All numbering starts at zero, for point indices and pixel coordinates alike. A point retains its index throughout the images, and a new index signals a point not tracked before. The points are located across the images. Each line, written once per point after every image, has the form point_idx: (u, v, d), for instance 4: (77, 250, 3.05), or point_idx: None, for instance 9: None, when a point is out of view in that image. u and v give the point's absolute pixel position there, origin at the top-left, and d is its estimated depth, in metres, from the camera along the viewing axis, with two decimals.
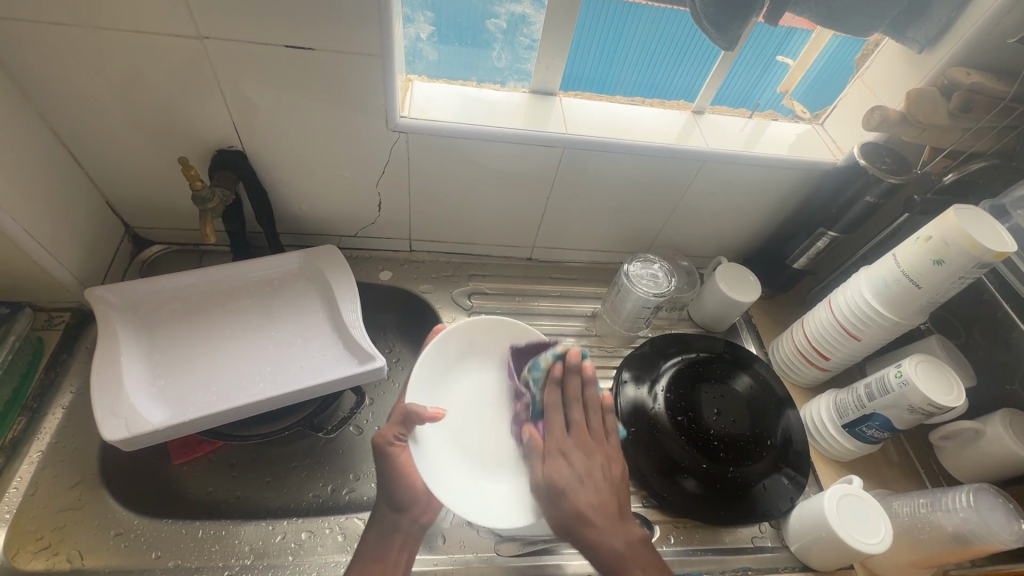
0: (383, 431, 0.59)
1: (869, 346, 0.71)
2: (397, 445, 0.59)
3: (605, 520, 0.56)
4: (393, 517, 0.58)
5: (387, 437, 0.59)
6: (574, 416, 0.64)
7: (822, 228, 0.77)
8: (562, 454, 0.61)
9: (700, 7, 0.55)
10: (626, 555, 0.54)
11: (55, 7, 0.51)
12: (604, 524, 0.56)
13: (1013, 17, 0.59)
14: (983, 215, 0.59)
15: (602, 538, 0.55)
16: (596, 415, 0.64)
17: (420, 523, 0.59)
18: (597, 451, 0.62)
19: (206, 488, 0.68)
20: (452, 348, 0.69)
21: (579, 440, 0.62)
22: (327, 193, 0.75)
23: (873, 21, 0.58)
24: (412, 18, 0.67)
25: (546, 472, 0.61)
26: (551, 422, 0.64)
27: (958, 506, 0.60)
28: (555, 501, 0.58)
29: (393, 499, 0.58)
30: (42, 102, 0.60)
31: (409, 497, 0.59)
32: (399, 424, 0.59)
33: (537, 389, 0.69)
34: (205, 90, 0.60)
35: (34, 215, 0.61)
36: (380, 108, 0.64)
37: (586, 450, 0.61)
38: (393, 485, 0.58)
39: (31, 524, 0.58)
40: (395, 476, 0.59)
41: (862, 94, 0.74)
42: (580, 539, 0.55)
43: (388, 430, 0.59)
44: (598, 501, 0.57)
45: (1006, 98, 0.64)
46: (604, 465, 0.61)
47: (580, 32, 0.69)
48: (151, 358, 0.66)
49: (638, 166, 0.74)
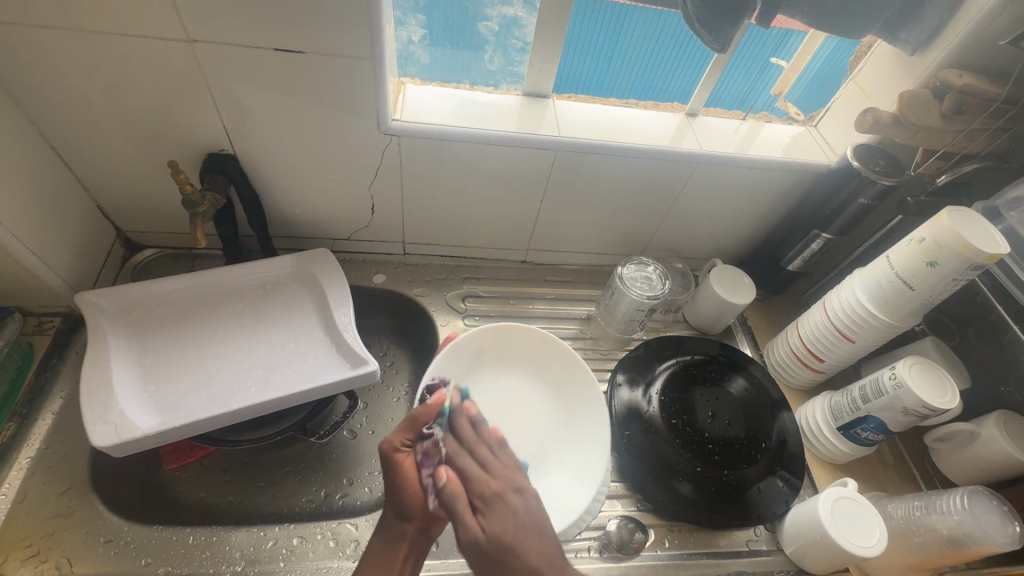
0: (391, 438, 0.55)
1: (863, 348, 0.71)
2: (403, 453, 0.55)
3: (519, 506, 0.52)
4: None
5: (395, 444, 0.55)
6: (475, 447, 0.58)
7: (816, 230, 0.77)
8: (477, 434, 0.59)
9: (691, 9, 0.55)
10: (540, 525, 0.50)
11: (44, 12, 0.51)
12: (516, 503, 0.52)
13: (1004, 19, 0.59)
14: (976, 217, 0.59)
15: (510, 514, 0.51)
16: (505, 447, 0.59)
17: (428, 536, 0.55)
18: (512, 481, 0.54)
19: (198, 494, 0.67)
20: (467, 355, 0.72)
21: (478, 438, 0.58)
22: (320, 197, 0.74)
23: (864, 23, 0.58)
24: (404, 21, 0.66)
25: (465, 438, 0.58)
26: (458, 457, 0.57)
27: (954, 508, 0.60)
28: (469, 470, 0.55)
29: None
30: (32, 106, 0.60)
31: (418, 505, 0.54)
32: (406, 430, 0.56)
33: (560, 392, 0.73)
34: (195, 94, 0.60)
35: (24, 220, 0.61)
36: (371, 110, 0.63)
37: (488, 458, 0.57)
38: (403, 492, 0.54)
39: (20, 531, 0.58)
40: (403, 483, 0.54)
41: (855, 95, 0.74)
42: (484, 518, 0.50)
43: (396, 436, 0.55)
44: (511, 482, 0.54)
45: (998, 100, 0.63)
46: (506, 468, 0.56)
47: (572, 34, 0.69)
48: (142, 363, 0.66)
49: (631, 168, 0.73)
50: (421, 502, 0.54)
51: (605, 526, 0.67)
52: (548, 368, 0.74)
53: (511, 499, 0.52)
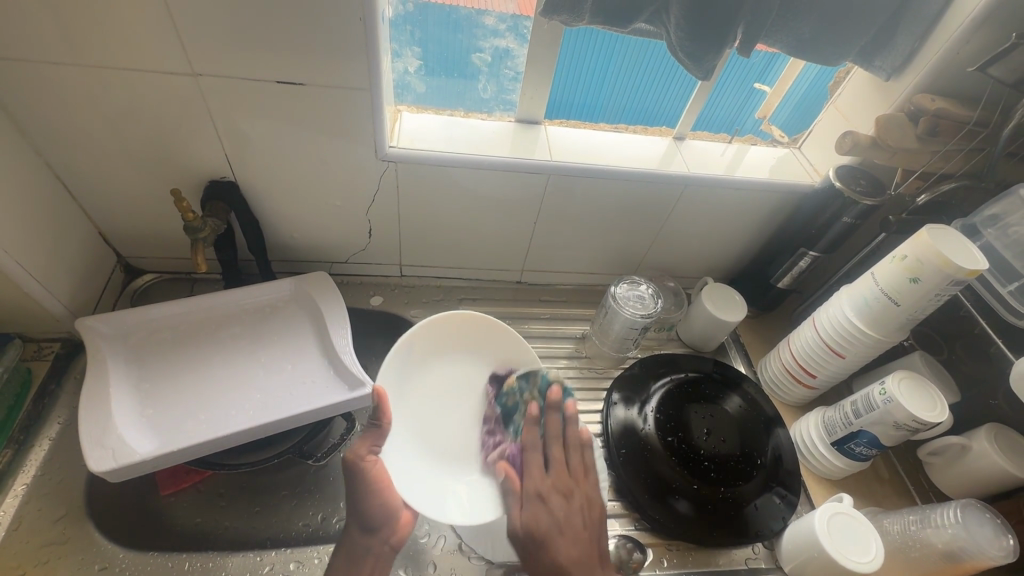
0: (356, 447, 0.57)
1: (852, 363, 0.72)
2: (370, 459, 0.57)
3: (558, 509, 0.57)
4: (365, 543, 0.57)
5: (361, 453, 0.56)
6: (552, 454, 0.61)
7: (803, 249, 0.79)
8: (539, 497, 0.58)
9: (675, 39, 0.58)
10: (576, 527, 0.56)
11: (53, 49, 0.54)
12: (562, 550, 0.55)
13: (971, 47, 0.62)
14: (956, 235, 0.61)
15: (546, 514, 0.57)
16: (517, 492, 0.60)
17: (391, 545, 0.58)
18: (575, 491, 0.59)
19: (194, 519, 0.65)
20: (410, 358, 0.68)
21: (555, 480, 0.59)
22: (318, 222, 0.76)
23: (840, 52, 0.61)
24: (400, 53, 0.69)
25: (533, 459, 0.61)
26: (527, 462, 0.61)
27: (946, 522, 0.60)
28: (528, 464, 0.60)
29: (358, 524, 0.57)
30: (38, 137, 0.61)
31: (379, 517, 0.58)
32: (374, 439, 0.57)
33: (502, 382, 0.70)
34: (198, 124, 0.62)
35: (27, 249, 0.62)
36: (368, 138, 0.65)
37: (562, 490, 0.59)
38: (363, 499, 0.57)
39: (13, 560, 0.57)
40: (368, 493, 0.57)
41: (836, 119, 0.77)
42: (523, 513, 0.57)
43: (362, 444, 0.57)
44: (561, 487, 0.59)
45: (969, 123, 0.66)
46: (583, 511, 0.58)
47: (563, 65, 0.72)
48: (139, 388, 0.66)
49: (621, 190, 0.75)
50: (386, 513, 0.58)
51: None
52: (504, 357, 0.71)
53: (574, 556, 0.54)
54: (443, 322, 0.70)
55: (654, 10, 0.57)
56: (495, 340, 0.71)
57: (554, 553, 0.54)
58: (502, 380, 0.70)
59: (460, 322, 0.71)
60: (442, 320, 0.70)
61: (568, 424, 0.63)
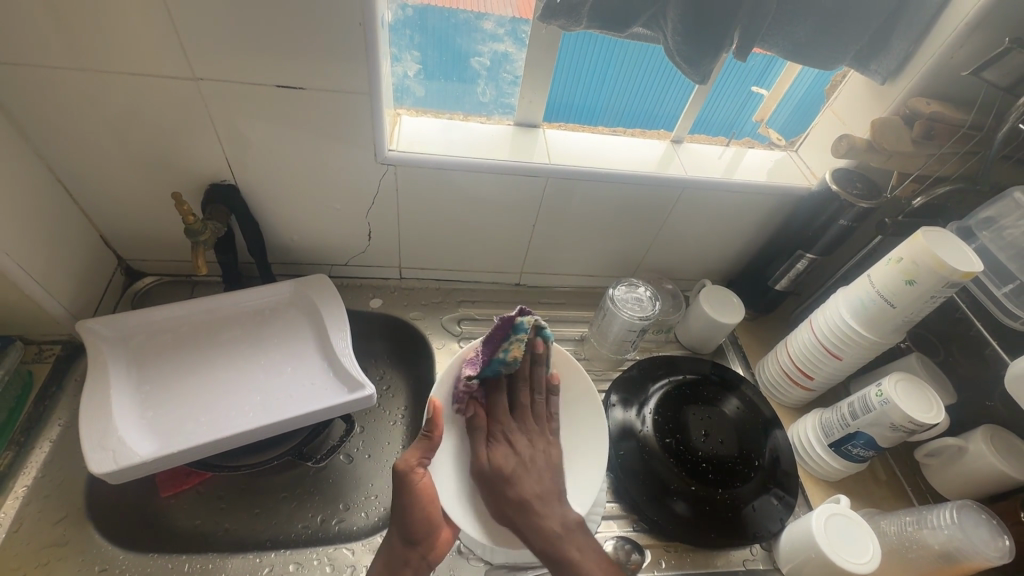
0: (406, 457, 0.57)
1: (849, 365, 0.72)
2: (417, 472, 0.57)
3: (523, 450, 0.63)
4: (404, 551, 0.56)
5: (411, 464, 0.57)
6: (519, 398, 0.67)
7: (801, 251, 0.79)
8: (506, 441, 0.64)
9: (672, 44, 0.58)
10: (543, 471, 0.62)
11: (56, 53, 0.54)
12: (510, 498, 0.59)
13: (965, 51, 0.62)
14: (951, 237, 0.61)
15: (522, 472, 0.61)
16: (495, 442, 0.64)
17: (427, 561, 0.57)
18: (540, 435, 0.65)
19: (192, 521, 0.67)
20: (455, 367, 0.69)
21: (522, 423, 0.66)
22: (318, 224, 0.77)
23: (836, 56, 0.61)
24: (400, 57, 0.70)
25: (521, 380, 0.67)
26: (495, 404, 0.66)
27: (943, 523, 0.60)
28: (504, 435, 0.64)
29: (400, 536, 0.57)
30: (39, 140, 0.62)
31: (421, 529, 0.57)
32: (422, 450, 0.57)
33: None
34: (199, 128, 0.63)
35: (29, 251, 0.62)
36: (367, 141, 0.66)
37: (527, 434, 0.65)
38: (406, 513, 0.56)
39: (13, 561, 0.58)
40: (411, 504, 0.56)
41: (833, 122, 0.77)
42: (489, 452, 0.63)
43: (412, 455, 0.57)
44: (528, 428, 0.65)
45: (964, 126, 0.67)
46: (546, 454, 0.64)
47: (563, 69, 0.72)
48: (139, 390, 0.66)
49: (619, 192, 0.76)
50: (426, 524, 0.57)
51: (601, 547, 0.67)
52: (562, 380, 0.73)
53: (551, 507, 0.59)
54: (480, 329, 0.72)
55: (650, 15, 0.58)
56: (547, 357, 0.74)
57: (518, 487, 0.60)
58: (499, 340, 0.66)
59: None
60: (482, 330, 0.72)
61: (535, 364, 0.68)
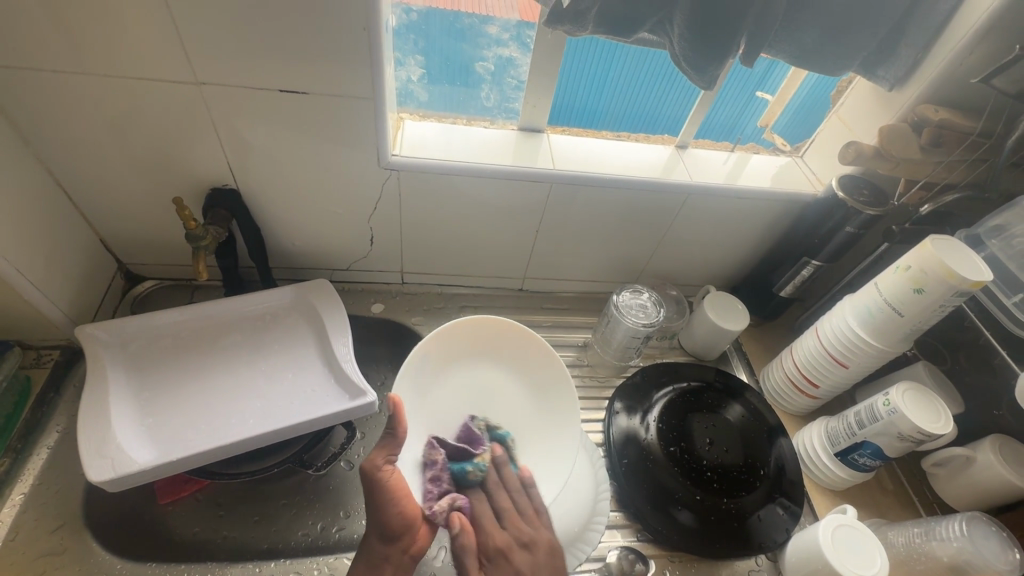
0: (372, 457, 0.55)
1: (855, 373, 0.72)
2: (387, 469, 0.55)
3: (522, 529, 0.59)
4: (382, 548, 0.55)
5: (376, 463, 0.54)
6: (501, 503, 0.60)
7: (806, 258, 0.79)
8: (503, 556, 0.57)
9: (679, 50, 0.58)
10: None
11: (56, 57, 0.53)
12: (521, 561, 0.57)
13: (974, 58, 0.62)
14: (959, 246, 0.61)
15: (511, 571, 0.55)
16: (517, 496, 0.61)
17: (410, 556, 0.56)
18: (536, 539, 0.58)
19: (192, 529, 0.65)
20: (431, 364, 0.69)
21: (515, 530, 0.59)
22: (321, 229, 0.76)
23: (845, 62, 0.61)
24: (404, 62, 0.69)
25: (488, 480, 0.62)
26: (481, 514, 0.59)
27: (952, 535, 0.59)
28: (483, 515, 0.59)
29: (376, 535, 0.55)
30: (40, 144, 0.61)
31: (398, 526, 0.55)
32: (390, 449, 0.55)
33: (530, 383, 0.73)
34: (201, 132, 0.62)
35: (28, 256, 0.62)
36: (371, 146, 0.65)
37: (522, 540, 0.58)
38: (381, 512, 0.54)
39: (9, 571, 0.57)
40: (383, 503, 0.54)
41: (839, 128, 0.77)
42: (489, 571, 0.56)
43: (378, 454, 0.55)
44: (522, 535, 0.58)
45: (972, 134, 0.66)
46: (546, 552, 0.58)
47: (566, 73, 0.72)
48: (139, 396, 0.66)
49: (623, 198, 0.75)
50: (404, 523, 0.55)
51: (605, 557, 0.66)
52: (530, 364, 0.73)
53: None
54: (454, 331, 0.71)
55: (656, 21, 0.57)
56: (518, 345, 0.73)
57: (515, 561, 0.56)
58: (469, 438, 0.65)
59: (482, 328, 0.72)
60: (454, 330, 0.70)
61: (501, 467, 0.63)
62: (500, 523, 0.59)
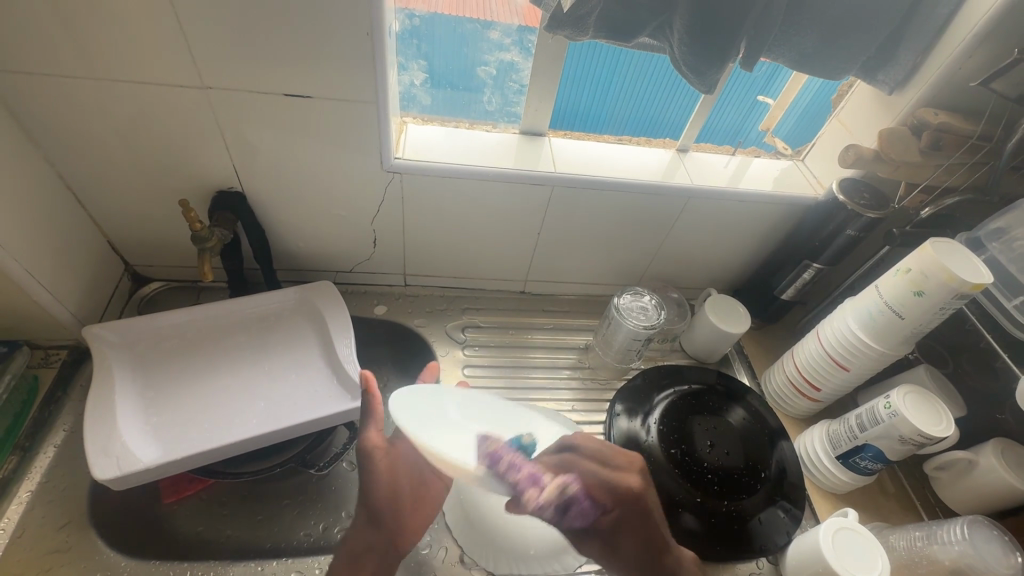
0: (371, 437, 0.65)
1: (857, 376, 0.72)
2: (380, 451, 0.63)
3: (646, 527, 0.60)
4: (369, 531, 0.62)
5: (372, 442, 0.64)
6: (607, 474, 0.59)
7: (807, 261, 0.79)
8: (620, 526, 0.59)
9: (679, 54, 0.58)
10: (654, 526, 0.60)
11: (67, 63, 0.55)
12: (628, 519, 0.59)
13: (973, 62, 0.62)
14: (959, 249, 0.61)
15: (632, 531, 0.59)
16: (619, 471, 0.60)
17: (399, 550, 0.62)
18: (642, 498, 0.60)
19: (196, 527, 0.66)
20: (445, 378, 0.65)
21: (637, 497, 0.60)
22: (324, 232, 0.77)
23: (844, 66, 0.61)
24: (407, 66, 0.70)
25: (591, 466, 0.59)
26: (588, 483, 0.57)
27: (953, 538, 0.60)
28: (587, 479, 0.58)
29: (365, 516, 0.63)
30: (50, 147, 0.62)
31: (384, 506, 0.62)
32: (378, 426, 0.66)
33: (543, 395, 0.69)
34: (207, 136, 0.63)
35: (38, 257, 0.63)
36: (374, 149, 0.66)
37: (638, 502, 0.60)
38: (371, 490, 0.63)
39: (16, 567, 0.58)
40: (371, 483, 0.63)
41: (840, 132, 0.77)
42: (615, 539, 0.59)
43: (374, 433, 0.65)
44: (637, 495, 0.60)
45: (973, 137, 0.66)
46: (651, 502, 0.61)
47: (568, 77, 0.72)
48: (143, 395, 0.66)
49: (624, 201, 0.76)
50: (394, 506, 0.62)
51: None
52: None
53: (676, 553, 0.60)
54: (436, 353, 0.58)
55: (656, 25, 0.58)
56: None
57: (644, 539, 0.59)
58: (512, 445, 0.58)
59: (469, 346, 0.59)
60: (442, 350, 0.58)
61: (579, 447, 0.61)
62: (607, 486, 0.59)
